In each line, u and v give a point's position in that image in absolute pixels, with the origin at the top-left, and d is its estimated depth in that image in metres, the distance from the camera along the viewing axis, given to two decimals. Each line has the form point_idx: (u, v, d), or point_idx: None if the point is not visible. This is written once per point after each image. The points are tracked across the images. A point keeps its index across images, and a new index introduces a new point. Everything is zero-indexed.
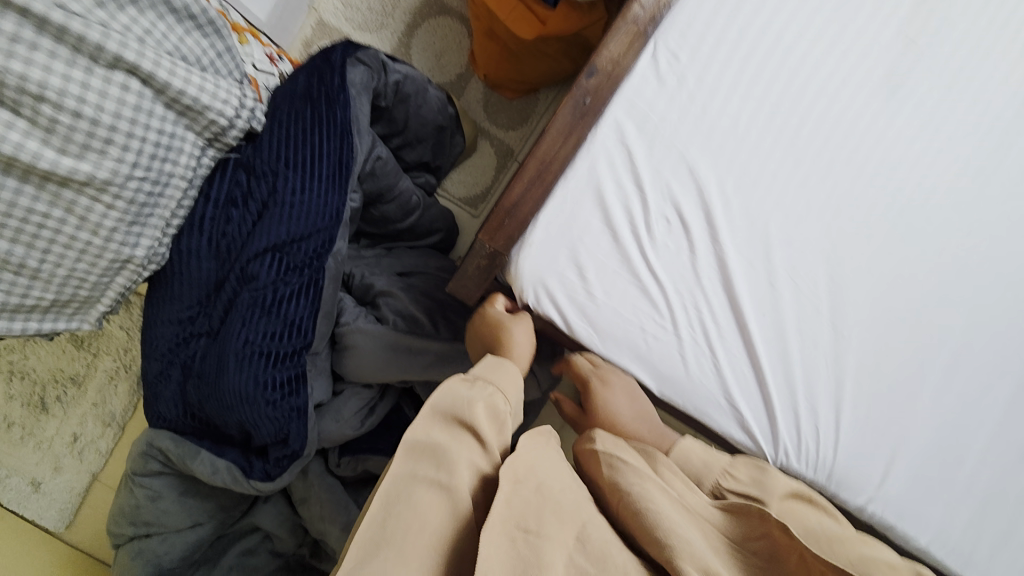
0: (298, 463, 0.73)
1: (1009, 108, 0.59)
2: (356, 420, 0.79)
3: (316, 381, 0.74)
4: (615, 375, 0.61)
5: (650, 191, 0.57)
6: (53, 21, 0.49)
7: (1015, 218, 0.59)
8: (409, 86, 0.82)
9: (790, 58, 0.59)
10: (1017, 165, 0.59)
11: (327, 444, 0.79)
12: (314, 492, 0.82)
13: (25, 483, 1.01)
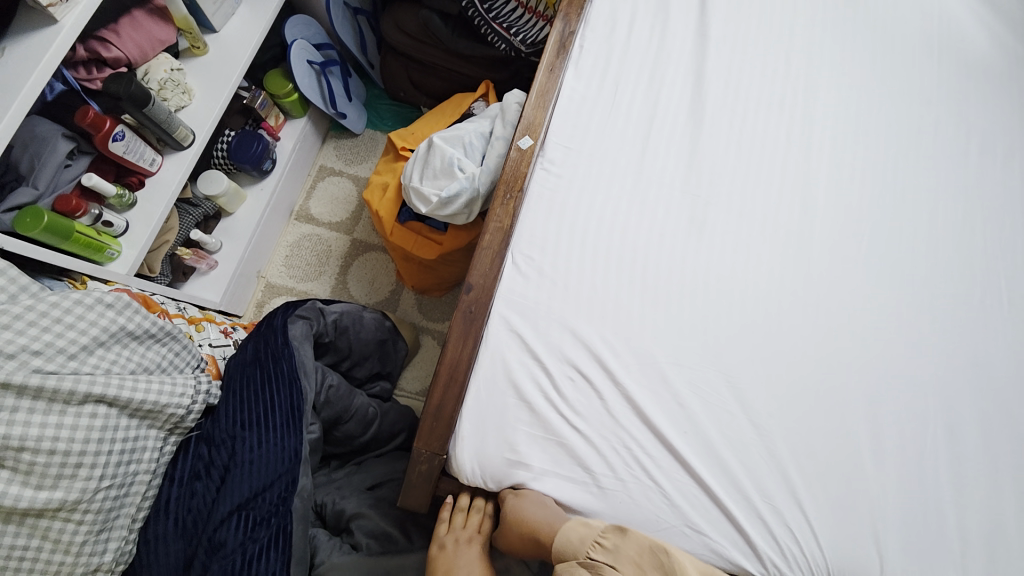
0: None
1: (782, 217, 0.78)
2: None
3: None
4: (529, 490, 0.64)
5: (549, 361, 0.68)
6: (31, 385, 0.57)
7: (827, 292, 0.75)
8: (346, 319, 0.96)
9: (616, 228, 0.75)
10: (812, 255, 0.76)
11: None
12: None
13: None
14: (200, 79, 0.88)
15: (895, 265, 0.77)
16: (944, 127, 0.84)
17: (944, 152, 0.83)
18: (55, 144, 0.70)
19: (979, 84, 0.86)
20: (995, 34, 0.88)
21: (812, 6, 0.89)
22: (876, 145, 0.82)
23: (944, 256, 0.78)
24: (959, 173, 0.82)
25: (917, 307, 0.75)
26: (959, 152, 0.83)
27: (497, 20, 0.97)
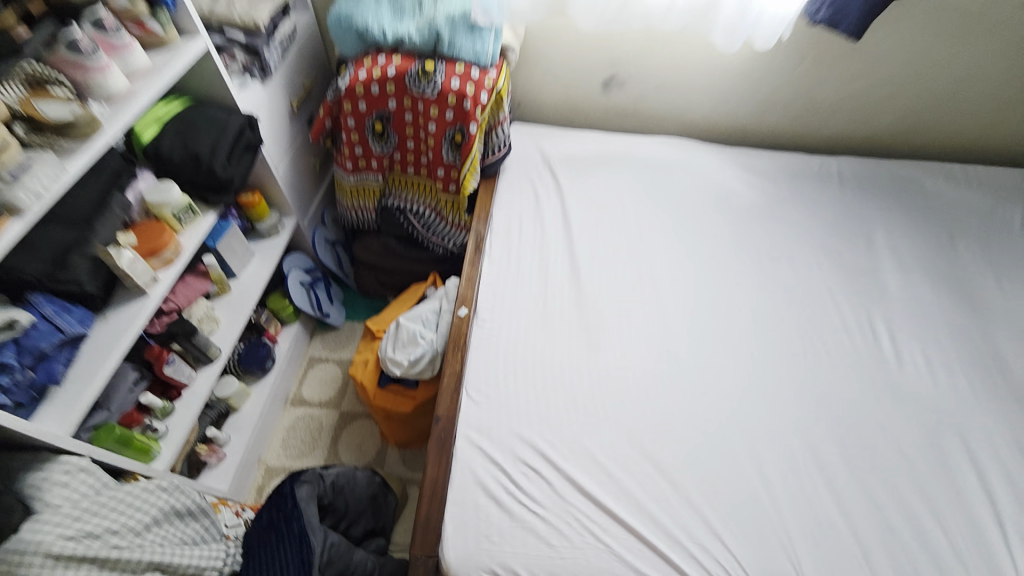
0: None
1: (647, 329, 1.13)
2: None
3: None
4: None
5: (505, 462, 0.90)
6: (112, 557, 0.72)
7: (687, 374, 1.07)
8: (342, 479, 1.12)
9: (537, 357, 1.06)
10: (672, 351, 1.10)
11: None
12: None
13: None
14: (225, 313, 1.20)
15: (729, 346, 1.13)
16: (735, 257, 1.30)
17: (739, 271, 1.27)
18: (126, 372, 0.96)
19: (743, 228, 1.37)
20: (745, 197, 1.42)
21: (634, 195, 1.40)
22: (693, 272, 1.25)
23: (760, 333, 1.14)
24: (752, 282, 1.25)
25: (749, 374, 1.09)
26: (750, 270, 1.28)
27: (433, 236, 1.42)
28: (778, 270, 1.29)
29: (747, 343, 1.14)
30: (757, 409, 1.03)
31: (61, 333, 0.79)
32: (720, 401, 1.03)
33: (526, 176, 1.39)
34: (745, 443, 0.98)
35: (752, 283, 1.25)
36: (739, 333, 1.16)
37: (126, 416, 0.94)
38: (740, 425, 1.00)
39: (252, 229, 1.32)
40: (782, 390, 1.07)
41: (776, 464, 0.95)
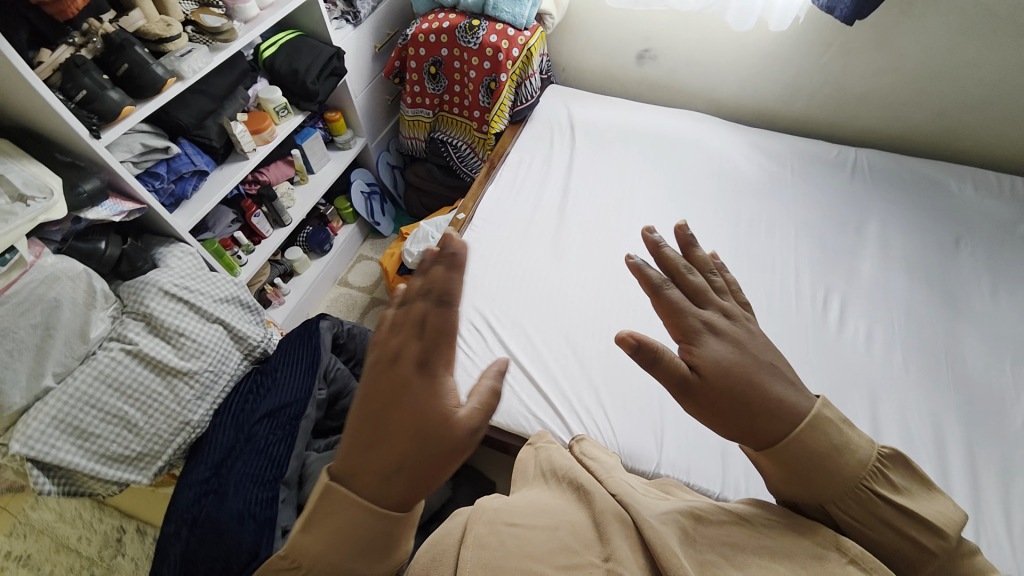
0: None
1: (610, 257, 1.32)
2: None
3: (284, 509, 1.03)
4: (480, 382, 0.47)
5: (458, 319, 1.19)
6: (195, 303, 1.11)
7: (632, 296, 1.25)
8: (355, 330, 1.49)
9: (511, 258, 1.31)
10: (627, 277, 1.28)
11: None
12: None
13: None
14: (301, 195, 1.61)
15: None
16: (716, 218, 1.43)
17: (715, 230, 1.40)
18: (224, 213, 1.36)
19: (735, 197, 1.48)
20: (748, 173, 1.53)
21: (640, 155, 1.57)
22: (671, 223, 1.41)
23: None
24: (726, 242, 1.38)
25: None
26: (730, 232, 1.40)
27: (465, 166, 1.72)
28: (755, 236, 1.40)
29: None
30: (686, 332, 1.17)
31: (194, 165, 1.17)
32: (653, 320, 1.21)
33: (549, 125, 1.63)
34: None
35: (725, 242, 1.38)
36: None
37: (222, 240, 1.36)
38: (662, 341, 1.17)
39: (332, 141, 1.72)
40: None
41: None
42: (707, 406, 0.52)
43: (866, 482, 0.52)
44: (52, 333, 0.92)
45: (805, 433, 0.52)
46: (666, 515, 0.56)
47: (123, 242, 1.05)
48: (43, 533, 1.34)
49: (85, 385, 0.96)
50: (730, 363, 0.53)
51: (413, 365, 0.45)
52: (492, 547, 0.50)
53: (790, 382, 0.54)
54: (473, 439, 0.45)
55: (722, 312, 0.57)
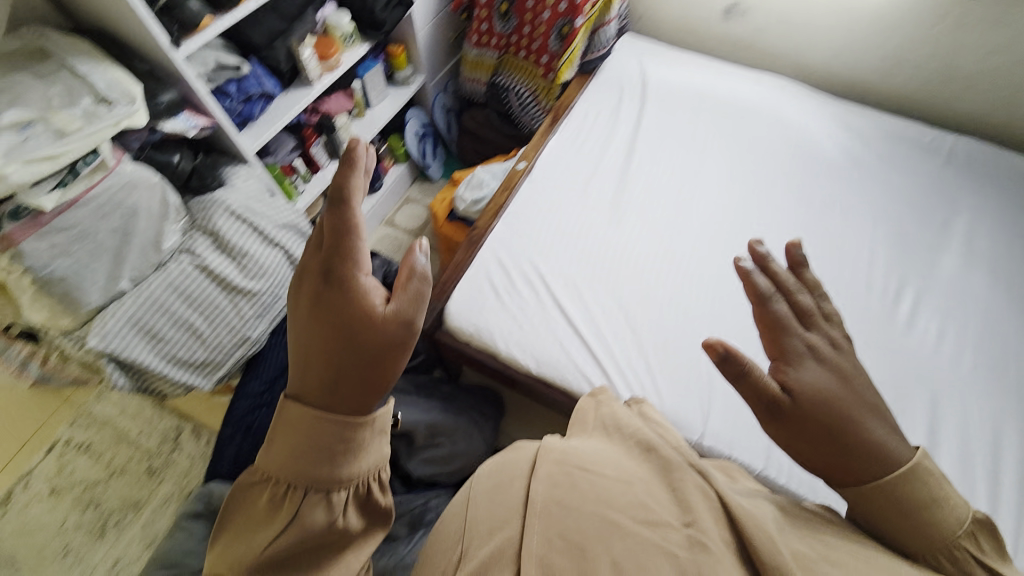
0: None
1: (670, 225, 1.28)
2: None
3: None
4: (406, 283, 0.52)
5: (512, 270, 1.19)
6: (258, 227, 1.13)
7: (690, 266, 1.20)
8: (404, 272, 1.52)
9: (568, 215, 1.28)
10: (686, 246, 1.24)
11: None
12: None
13: None
14: (358, 129, 1.59)
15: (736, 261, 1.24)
16: (787, 195, 1.35)
17: (782, 206, 1.33)
18: (285, 139, 1.33)
19: (811, 175, 1.39)
20: (829, 150, 1.42)
21: (714, 119, 1.48)
22: (737, 197, 1.34)
23: None
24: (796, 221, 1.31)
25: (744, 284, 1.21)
26: (802, 212, 1.33)
27: (525, 115, 1.65)
28: (827, 218, 1.32)
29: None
30: (742, 307, 1.13)
31: (262, 87, 1.16)
32: (708, 292, 1.17)
33: (620, 78, 1.53)
34: (712, 327, 1.12)
35: (794, 221, 1.31)
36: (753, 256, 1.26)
37: (283, 166, 1.35)
38: (716, 315, 1.14)
39: (392, 76, 1.67)
40: None
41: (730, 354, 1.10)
42: (798, 436, 0.48)
43: (959, 544, 0.47)
44: (129, 239, 0.95)
45: (906, 482, 0.47)
46: (754, 503, 0.50)
47: (194, 158, 1.07)
48: (106, 425, 1.45)
49: (156, 292, 1.00)
50: (822, 387, 0.48)
51: (322, 278, 0.50)
52: (565, 489, 0.48)
53: (887, 421, 0.49)
54: (400, 327, 0.50)
55: (827, 339, 0.52)
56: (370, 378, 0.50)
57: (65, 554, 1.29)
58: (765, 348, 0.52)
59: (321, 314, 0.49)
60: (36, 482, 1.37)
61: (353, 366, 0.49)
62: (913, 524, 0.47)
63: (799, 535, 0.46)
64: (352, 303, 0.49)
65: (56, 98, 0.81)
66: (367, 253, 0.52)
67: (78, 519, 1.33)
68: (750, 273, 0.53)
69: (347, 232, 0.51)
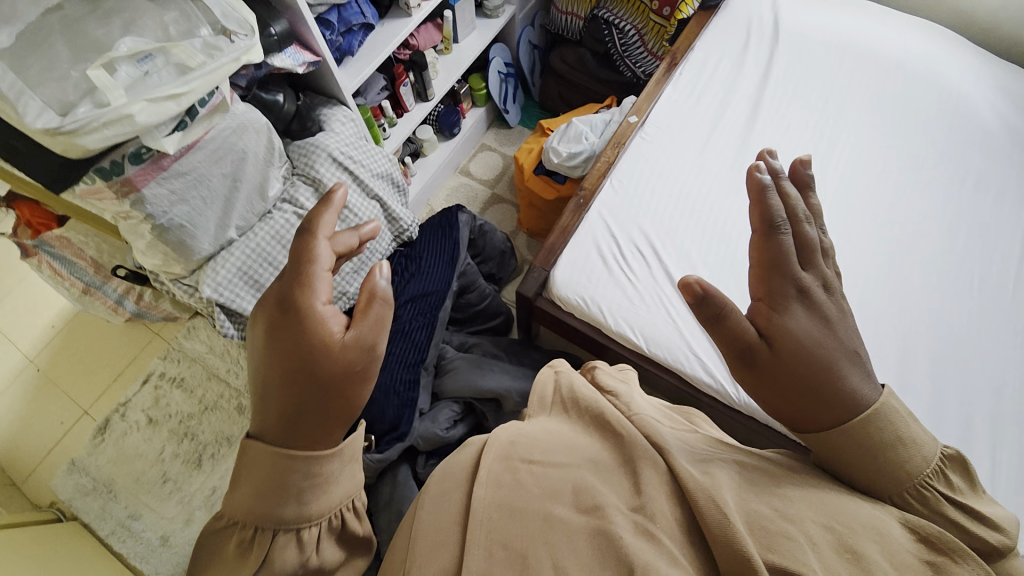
0: (401, 444, 1.06)
1: None
2: (444, 425, 1.10)
3: (422, 393, 1.13)
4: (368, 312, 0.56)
5: (623, 237, 1.08)
6: (359, 178, 1.06)
7: None
8: (487, 228, 1.45)
9: (684, 178, 1.15)
10: None
11: (422, 445, 1.08)
12: (398, 493, 1.05)
13: (155, 536, 1.32)
14: (444, 66, 1.45)
15: (862, 246, 1.13)
16: (930, 172, 1.19)
17: (920, 184, 1.18)
18: (376, 81, 1.26)
19: (963, 148, 1.21)
20: (988, 118, 1.23)
21: (853, 74, 1.29)
22: (868, 172, 1.20)
23: (902, 247, 1.12)
24: (939, 200, 1.16)
25: (871, 271, 1.10)
26: (948, 189, 1.17)
27: (628, 57, 1.46)
28: (978, 198, 1.16)
29: (898, 248, 1.12)
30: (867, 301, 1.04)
31: (363, 17, 1.04)
32: None
33: (745, 19, 1.34)
34: None
35: (937, 200, 1.16)
36: (888, 238, 1.13)
37: (372, 108, 1.26)
38: None
39: (481, 5, 1.51)
40: (900, 300, 1.07)
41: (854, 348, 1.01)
42: (768, 382, 0.49)
43: (926, 482, 0.47)
44: (238, 186, 0.90)
45: (866, 424, 0.47)
46: (707, 466, 0.46)
47: (296, 99, 0.99)
48: (194, 361, 1.50)
49: (262, 242, 0.97)
50: (812, 339, 0.49)
51: (281, 314, 0.55)
52: (508, 487, 0.43)
53: (856, 358, 0.49)
54: (358, 351, 0.55)
55: (822, 280, 0.52)
56: (332, 405, 0.54)
57: (166, 480, 1.39)
58: (754, 287, 0.53)
59: (283, 345, 0.53)
60: (135, 411, 1.45)
61: (317, 397, 0.53)
62: (872, 462, 0.47)
63: (756, 498, 0.43)
64: (312, 332, 0.53)
65: (171, 26, 0.72)
66: (324, 283, 0.56)
67: (175, 449, 1.42)
68: (763, 193, 0.54)
69: (308, 265, 0.56)
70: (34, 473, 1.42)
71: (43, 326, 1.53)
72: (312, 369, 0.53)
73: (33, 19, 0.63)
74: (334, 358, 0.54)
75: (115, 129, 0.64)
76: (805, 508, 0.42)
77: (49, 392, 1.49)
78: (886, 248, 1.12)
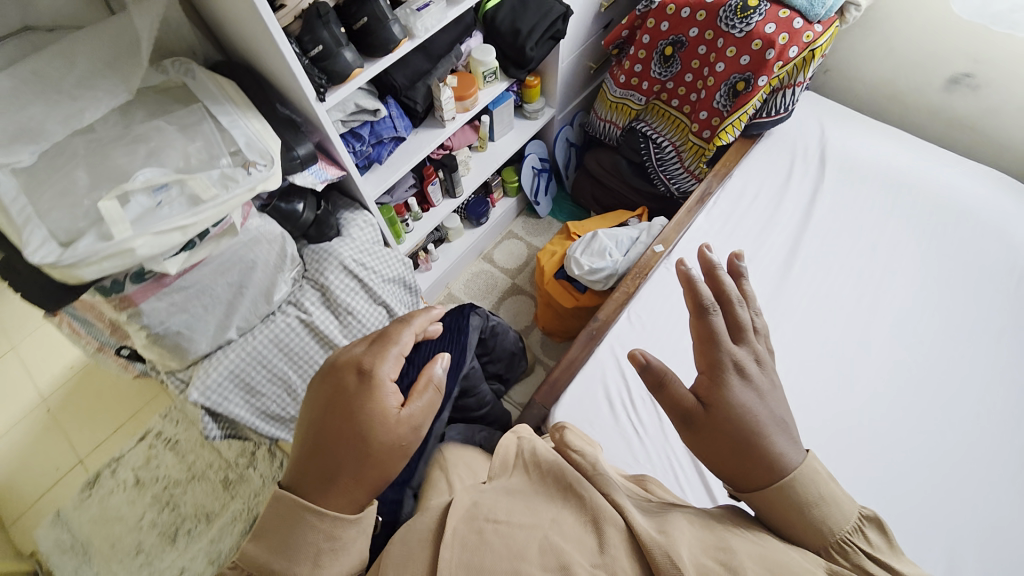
0: None
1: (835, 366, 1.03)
2: None
3: None
4: (426, 397, 0.57)
5: (633, 379, 1.00)
6: (369, 286, 1.05)
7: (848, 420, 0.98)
8: (499, 327, 1.39)
9: None
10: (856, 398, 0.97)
11: None
12: None
13: None
14: (477, 163, 1.47)
15: (923, 413, 0.98)
16: (1001, 337, 1.04)
17: (987, 351, 1.03)
18: (406, 179, 1.27)
19: None
20: None
21: (912, 215, 1.19)
22: (926, 332, 1.05)
23: (965, 420, 0.97)
24: (1005, 370, 1.00)
25: (932, 453, 0.94)
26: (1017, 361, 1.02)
27: (663, 172, 1.44)
28: None
29: (950, 429, 0.96)
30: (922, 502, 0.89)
31: (395, 131, 1.06)
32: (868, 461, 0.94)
33: (788, 151, 1.28)
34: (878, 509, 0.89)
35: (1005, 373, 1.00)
36: (947, 412, 0.98)
37: (397, 205, 1.27)
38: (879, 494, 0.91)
39: (520, 107, 1.53)
40: (965, 488, 0.91)
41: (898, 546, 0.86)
42: (707, 442, 0.56)
43: (848, 538, 0.52)
44: (242, 291, 0.89)
45: (792, 482, 0.53)
46: (665, 525, 0.52)
47: (317, 206, 0.98)
48: (191, 424, 1.48)
49: (260, 345, 0.95)
50: (750, 409, 0.55)
51: (349, 379, 0.55)
52: (471, 549, 0.50)
53: (780, 425, 0.55)
54: (407, 429, 0.54)
55: (753, 355, 0.59)
56: (372, 470, 0.53)
57: (139, 551, 1.34)
58: (697, 359, 0.59)
59: (344, 406, 0.54)
60: (125, 469, 1.43)
61: (360, 459, 0.52)
62: (800, 519, 0.52)
63: (706, 556, 0.48)
64: (373, 400, 0.54)
65: (194, 155, 0.73)
66: (396, 360, 0.57)
67: (155, 517, 1.38)
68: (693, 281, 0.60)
69: (389, 346, 0.58)
70: (17, 521, 1.39)
71: (61, 367, 1.57)
72: (366, 433, 0.53)
73: (59, 140, 0.68)
74: (392, 428, 0.53)
75: (113, 261, 0.63)
76: (745, 560, 0.47)
77: (51, 435, 1.49)
78: (944, 423, 0.97)
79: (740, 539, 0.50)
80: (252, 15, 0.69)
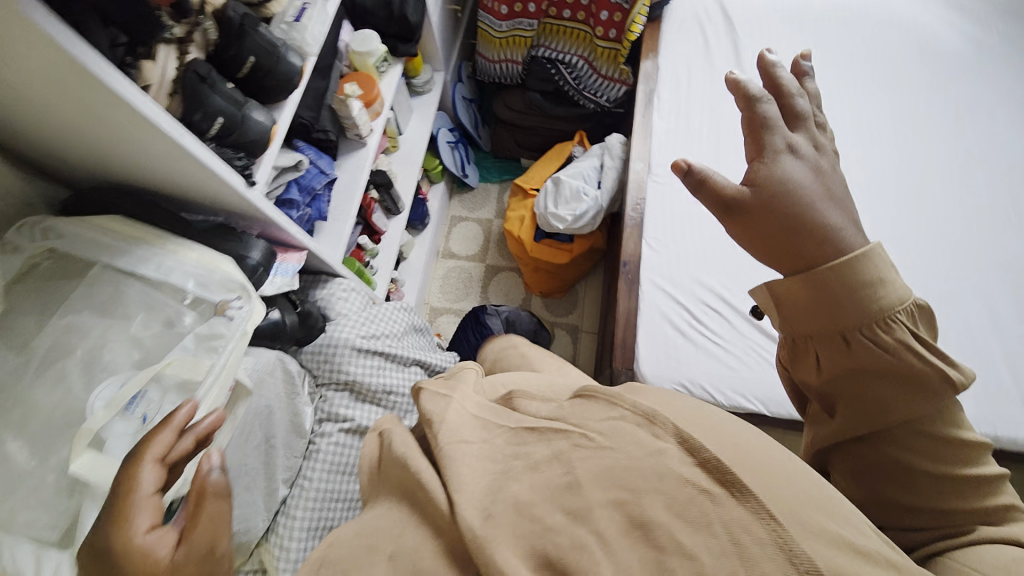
0: None
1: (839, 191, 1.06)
2: None
3: None
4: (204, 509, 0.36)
5: (686, 300, 0.98)
6: (390, 352, 0.89)
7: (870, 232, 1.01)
8: (512, 316, 1.30)
9: None
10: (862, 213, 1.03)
11: None
12: None
13: None
14: (399, 166, 1.29)
15: (920, 194, 1.05)
16: (935, 103, 1.14)
17: (932, 118, 1.12)
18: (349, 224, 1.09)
19: (951, 68, 1.17)
20: (957, 38, 1.20)
21: (819, 30, 1.23)
22: (884, 125, 1.12)
23: (948, 183, 1.06)
24: (953, 129, 1.11)
25: (942, 223, 1.02)
26: (957, 115, 1.12)
27: (586, 90, 1.36)
28: (988, 114, 1.12)
29: (944, 200, 1.04)
30: (959, 269, 0.97)
31: (325, 175, 0.87)
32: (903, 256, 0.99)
33: (694, 18, 1.25)
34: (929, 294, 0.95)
35: (954, 131, 1.10)
36: (934, 183, 1.06)
37: (353, 253, 1.09)
38: (924, 280, 0.96)
39: (409, 85, 1.35)
40: (978, 237, 1.00)
41: (959, 315, 0.93)
42: (752, 225, 0.51)
43: (894, 316, 0.49)
44: (272, 443, 0.74)
45: (852, 262, 0.49)
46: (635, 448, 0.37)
47: (293, 303, 0.80)
48: None
49: (320, 484, 0.77)
50: (798, 184, 0.50)
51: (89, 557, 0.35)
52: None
53: (830, 197, 0.51)
54: (198, 562, 0.34)
55: (810, 141, 0.53)
56: None
57: None
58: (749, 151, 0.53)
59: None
60: None
61: None
62: (852, 296, 0.49)
63: (551, 504, 0.34)
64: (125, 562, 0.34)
65: (147, 336, 0.55)
66: (146, 505, 0.37)
67: None
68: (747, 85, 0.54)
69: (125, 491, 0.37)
70: None
71: None
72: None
73: None
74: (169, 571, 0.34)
75: None
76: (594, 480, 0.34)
77: None
78: (938, 195, 1.04)
79: (576, 448, 0.36)
80: (127, 122, 0.48)
